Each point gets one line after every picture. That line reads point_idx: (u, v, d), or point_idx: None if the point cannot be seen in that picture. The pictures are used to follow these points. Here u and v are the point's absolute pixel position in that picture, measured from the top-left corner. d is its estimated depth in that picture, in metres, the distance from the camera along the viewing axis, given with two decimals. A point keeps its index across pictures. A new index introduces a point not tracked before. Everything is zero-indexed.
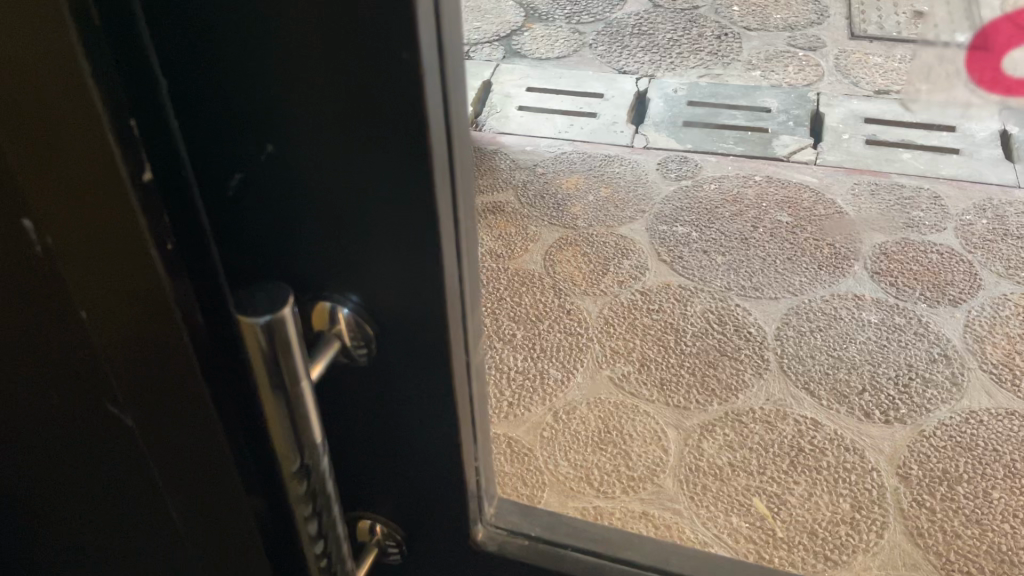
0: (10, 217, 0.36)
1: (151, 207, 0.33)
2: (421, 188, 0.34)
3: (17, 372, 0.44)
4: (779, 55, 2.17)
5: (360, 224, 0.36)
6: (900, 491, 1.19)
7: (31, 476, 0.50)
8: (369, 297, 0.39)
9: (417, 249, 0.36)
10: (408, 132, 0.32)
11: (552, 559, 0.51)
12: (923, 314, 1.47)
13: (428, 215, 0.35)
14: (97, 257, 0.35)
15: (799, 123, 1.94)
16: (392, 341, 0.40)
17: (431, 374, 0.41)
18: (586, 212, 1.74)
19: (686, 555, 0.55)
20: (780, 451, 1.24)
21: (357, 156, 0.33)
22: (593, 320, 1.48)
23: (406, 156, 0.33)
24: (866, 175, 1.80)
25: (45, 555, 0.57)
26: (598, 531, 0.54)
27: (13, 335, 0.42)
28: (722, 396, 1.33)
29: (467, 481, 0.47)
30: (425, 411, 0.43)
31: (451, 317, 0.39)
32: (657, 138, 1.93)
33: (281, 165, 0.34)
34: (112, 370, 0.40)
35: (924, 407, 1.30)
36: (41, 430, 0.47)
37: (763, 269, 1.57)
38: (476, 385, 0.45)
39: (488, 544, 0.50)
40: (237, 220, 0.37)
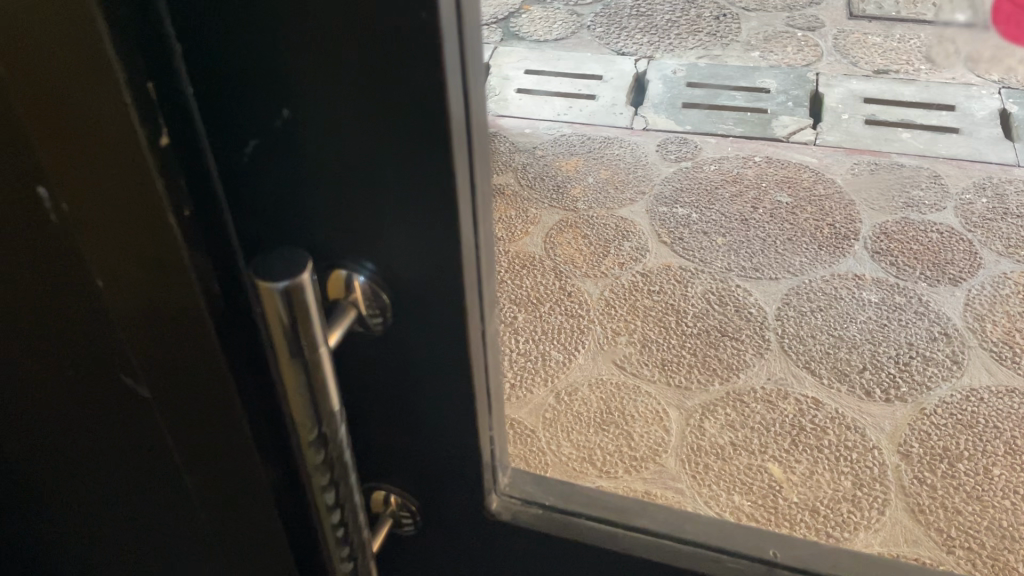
0: (25, 184, 0.36)
1: (168, 174, 0.33)
2: (438, 154, 0.34)
3: (31, 344, 0.44)
4: (778, 36, 2.16)
5: (375, 190, 0.36)
6: (901, 469, 1.19)
7: (47, 451, 0.51)
8: (384, 265, 0.39)
9: (433, 215, 0.36)
10: (426, 98, 0.32)
11: (565, 528, 0.52)
12: (923, 294, 1.47)
13: (445, 182, 0.35)
14: (115, 226, 0.35)
15: (799, 103, 1.93)
16: (408, 309, 0.40)
17: (446, 343, 0.41)
18: (586, 194, 1.74)
19: (698, 522, 0.55)
20: (780, 430, 1.25)
21: (373, 122, 0.33)
22: (594, 302, 1.48)
23: (423, 122, 0.33)
24: (865, 155, 1.79)
25: (60, 530, 0.57)
26: (610, 501, 0.54)
27: (27, 306, 0.42)
28: (723, 376, 1.33)
29: (482, 451, 0.47)
30: (440, 380, 0.43)
31: (467, 284, 0.39)
32: (656, 120, 1.92)
33: (296, 131, 0.34)
34: (127, 338, 0.40)
35: (925, 385, 1.31)
36: (56, 403, 0.47)
37: (763, 250, 1.57)
38: (490, 354, 0.45)
39: (502, 513, 0.51)
40: (252, 187, 0.37)
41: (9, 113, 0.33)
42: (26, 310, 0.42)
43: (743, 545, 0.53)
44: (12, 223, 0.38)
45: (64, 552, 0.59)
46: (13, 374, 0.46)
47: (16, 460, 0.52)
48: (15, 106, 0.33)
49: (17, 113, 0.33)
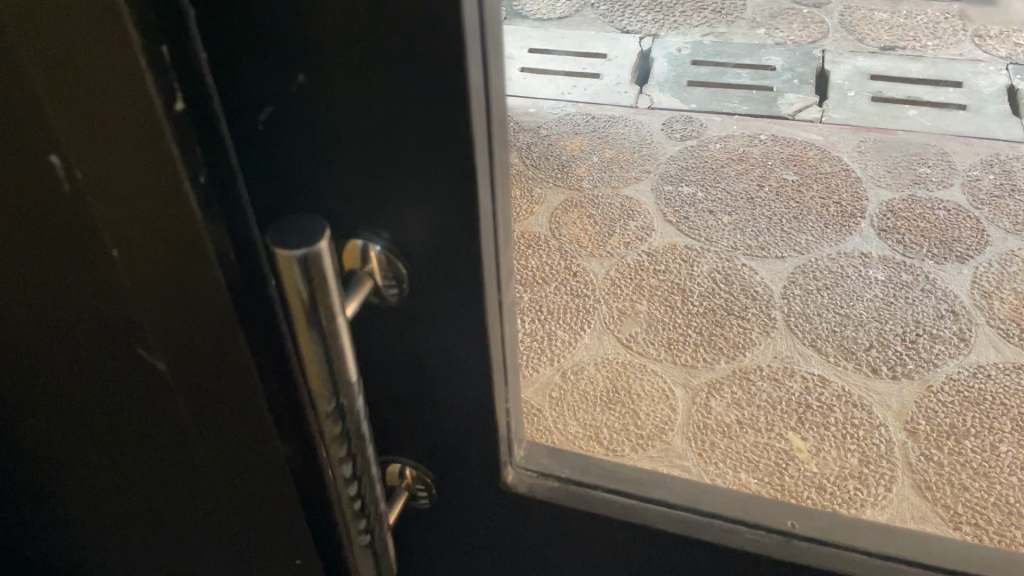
0: (37, 150, 0.36)
1: (184, 139, 0.32)
2: (457, 125, 0.33)
3: (45, 316, 0.44)
4: (783, 12, 2.14)
5: (392, 159, 0.35)
6: (908, 446, 1.19)
7: (62, 424, 0.51)
8: (401, 235, 0.38)
9: (450, 186, 0.36)
10: (443, 67, 0.32)
11: (581, 500, 0.52)
12: (930, 271, 1.46)
13: (465, 152, 0.34)
14: (132, 193, 0.35)
15: (805, 81, 1.92)
16: (425, 279, 0.40)
17: (463, 314, 0.41)
18: (591, 173, 1.73)
19: (713, 492, 0.55)
20: (787, 408, 1.25)
21: (390, 86, 0.33)
22: (599, 282, 1.48)
23: (442, 91, 0.32)
24: (872, 132, 1.78)
25: (74, 505, 0.57)
26: (626, 472, 0.54)
27: (39, 276, 0.42)
28: (729, 354, 1.33)
29: (497, 423, 0.47)
30: (457, 352, 0.43)
31: (485, 253, 0.39)
32: (661, 99, 1.91)
33: (312, 97, 0.34)
34: (145, 310, 0.40)
35: (932, 362, 1.30)
36: (71, 376, 0.47)
37: (769, 228, 1.56)
38: (507, 324, 0.44)
39: (518, 486, 0.51)
40: (270, 153, 0.36)
41: (21, 75, 0.33)
42: (36, 279, 0.42)
43: (760, 516, 0.53)
44: (27, 193, 0.38)
45: (78, 529, 0.60)
46: (26, 346, 0.46)
47: (33, 437, 0.53)
48: (29, 65, 0.32)
49: (31, 75, 0.32)
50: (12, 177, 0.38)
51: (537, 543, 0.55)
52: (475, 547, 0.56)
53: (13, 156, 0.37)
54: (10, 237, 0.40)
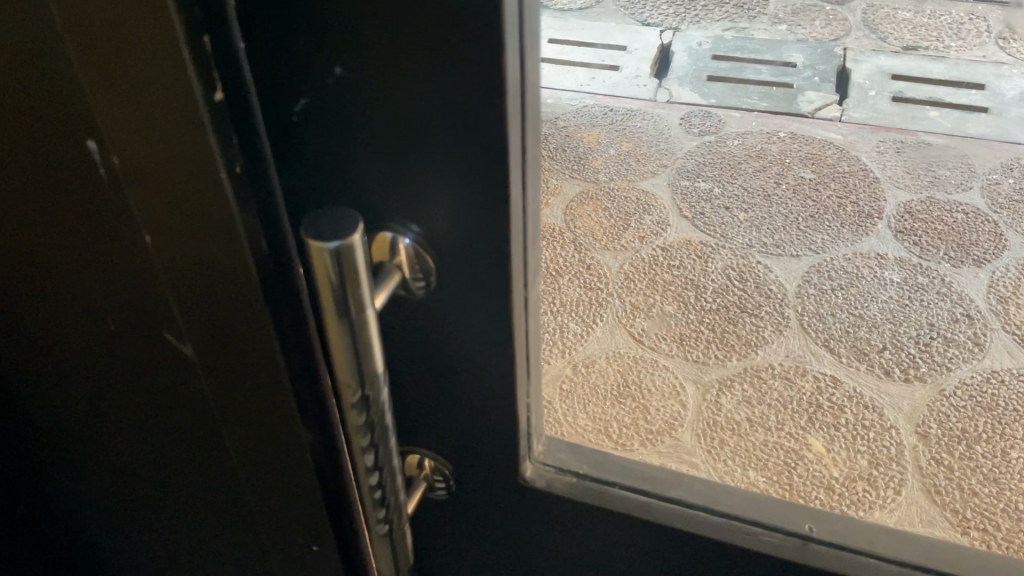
0: (74, 135, 0.36)
1: (221, 128, 0.33)
2: (493, 121, 0.33)
3: (74, 295, 0.44)
4: (806, 9, 2.12)
5: (425, 155, 0.35)
6: (919, 449, 1.19)
7: (85, 402, 0.51)
8: (430, 229, 0.39)
9: (483, 183, 0.36)
10: (483, 63, 0.32)
11: (599, 496, 0.52)
12: (946, 275, 1.45)
13: (500, 145, 0.34)
14: (166, 182, 0.35)
15: (825, 78, 1.90)
16: (452, 272, 0.40)
17: (489, 309, 0.41)
18: (607, 165, 1.72)
19: (731, 494, 0.55)
20: (797, 408, 1.24)
21: (426, 84, 0.33)
22: (613, 276, 1.48)
23: (479, 87, 0.32)
24: (892, 133, 1.77)
25: (92, 485, 0.58)
26: (644, 469, 0.55)
27: (69, 256, 0.42)
28: (741, 351, 1.33)
29: (517, 417, 0.47)
30: (480, 345, 0.43)
31: (514, 247, 0.39)
32: (680, 93, 1.90)
33: (349, 90, 0.34)
34: (173, 295, 0.40)
35: (945, 366, 1.30)
36: (98, 356, 0.47)
37: (785, 226, 1.56)
38: (531, 320, 0.45)
39: (536, 481, 0.51)
40: (304, 144, 0.37)
41: (63, 62, 0.33)
42: (66, 260, 0.43)
43: (776, 519, 0.53)
44: (62, 175, 0.38)
45: (94, 506, 0.60)
46: (53, 324, 0.47)
47: (53, 414, 0.53)
48: (68, 50, 0.32)
49: (72, 62, 0.33)
50: (43, 156, 0.38)
51: (553, 537, 0.55)
52: (490, 538, 0.56)
53: (48, 139, 0.37)
54: (44, 220, 0.41)
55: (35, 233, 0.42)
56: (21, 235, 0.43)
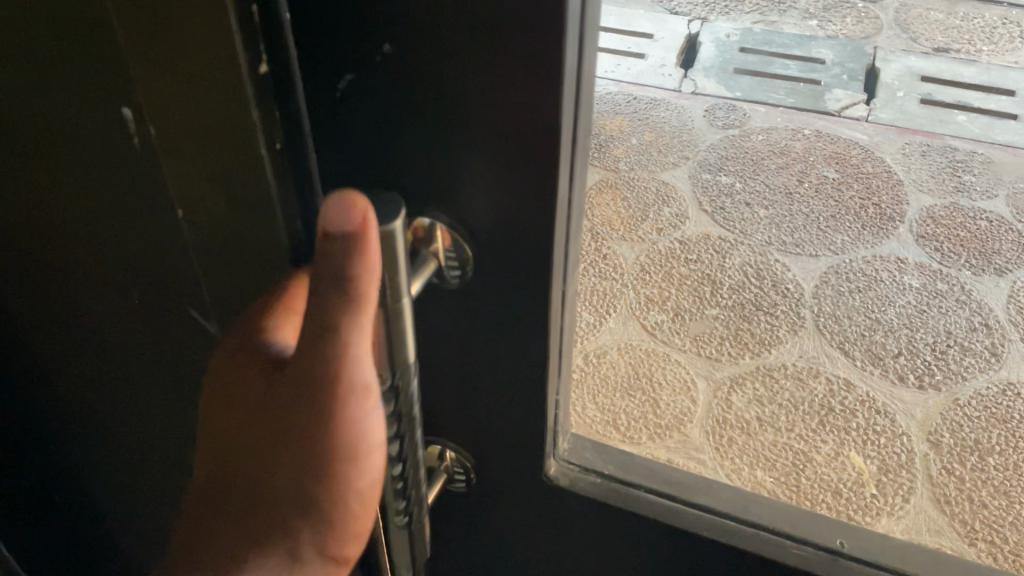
0: (111, 107, 0.37)
1: (261, 98, 0.33)
2: (547, 110, 0.32)
3: (102, 257, 0.46)
4: (838, 5, 2.08)
5: (471, 142, 0.34)
6: (930, 458, 1.17)
7: (106, 358, 0.53)
8: (470, 219, 0.37)
9: (530, 173, 0.34)
10: (543, 46, 0.30)
11: (623, 498, 0.51)
12: (966, 282, 1.43)
13: (552, 139, 0.33)
14: (201, 158, 0.36)
15: (853, 77, 1.87)
16: (490, 264, 0.39)
17: (525, 304, 0.40)
18: (628, 155, 1.70)
19: (762, 505, 0.53)
20: (809, 410, 1.23)
21: (479, 66, 0.31)
22: (628, 266, 1.46)
23: (536, 72, 0.31)
24: (919, 135, 1.74)
25: (114, 432, 0.61)
26: (668, 473, 0.53)
27: (99, 220, 0.44)
28: (754, 350, 1.31)
29: (547, 419, 0.46)
30: (514, 340, 0.42)
31: (557, 242, 0.37)
32: (705, 84, 1.88)
33: (396, 68, 0.32)
34: (199, 265, 0.42)
35: (961, 375, 1.28)
36: (121, 316, 0.49)
37: (805, 225, 1.54)
38: (567, 317, 0.43)
39: (560, 479, 0.50)
40: (344, 125, 0.35)
41: (106, 35, 0.34)
42: (98, 222, 0.44)
43: (806, 531, 0.51)
44: (97, 144, 0.40)
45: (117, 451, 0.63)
46: (81, 280, 0.49)
47: (80, 362, 0.56)
48: (115, 24, 0.33)
49: (118, 36, 0.34)
50: (76, 110, 0.39)
51: (572, 538, 0.54)
52: (504, 535, 0.55)
53: (85, 108, 0.38)
54: (78, 184, 0.43)
55: (68, 193, 0.44)
56: (55, 195, 0.45)
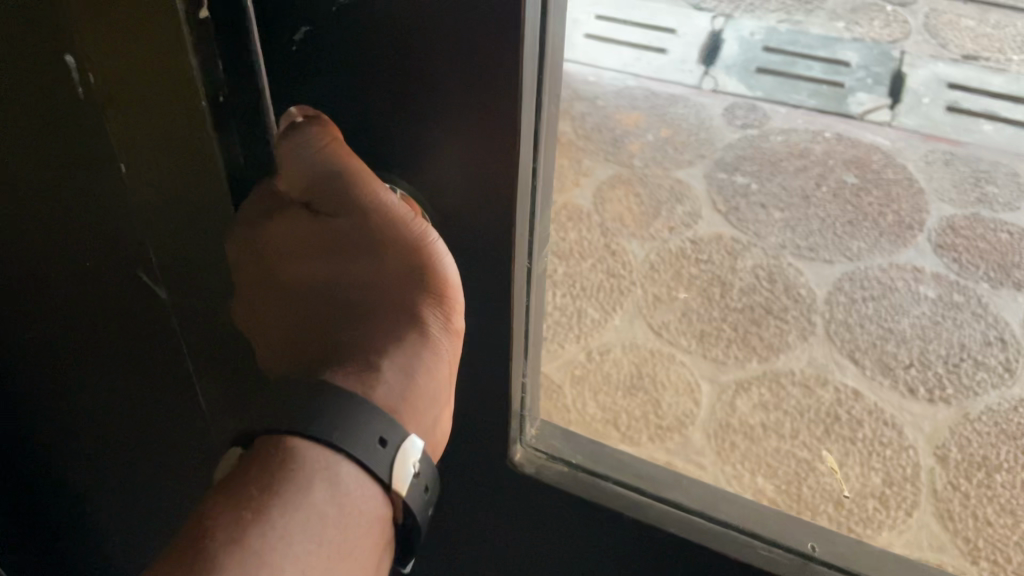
0: (74, 57, 0.48)
1: (202, 40, 0.45)
2: (507, 70, 0.41)
3: (80, 190, 0.57)
4: (867, 7, 2.00)
5: (443, 92, 0.43)
6: (935, 472, 1.14)
7: (89, 281, 0.64)
8: (447, 159, 0.46)
9: (492, 124, 0.43)
10: (503, 12, 0.39)
11: (591, 487, 0.59)
12: (984, 295, 1.38)
13: (511, 82, 0.41)
14: (150, 90, 0.47)
15: (879, 82, 1.83)
16: (465, 200, 0.48)
17: (494, 238, 0.49)
18: (644, 150, 1.66)
19: (726, 501, 0.61)
20: (814, 417, 1.20)
21: (451, 26, 0.40)
22: (638, 265, 1.43)
23: (499, 37, 0.40)
24: (942, 143, 1.70)
25: (121, 363, 0.70)
26: (632, 469, 0.61)
27: (76, 157, 0.54)
28: (762, 354, 1.29)
29: (515, 359, 0.54)
30: (488, 270, 0.51)
31: (519, 188, 0.46)
32: (727, 82, 1.81)
33: (378, 16, 0.42)
34: (159, 190, 0.53)
35: (972, 389, 1.24)
36: (98, 240, 0.60)
37: (821, 230, 1.50)
38: (534, 258, 0.51)
39: (526, 465, 0.59)
40: (341, 66, 0.45)
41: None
42: (76, 159, 0.55)
43: (768, 531, 0.58)
44: (69, 91, 0.50)
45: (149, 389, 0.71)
46: (63, 212, 0.59)
47: (69, 290, 0.66)
48: None
49: None
50: (51, 70, 0.50)
51: (554, 490, 0.59)
52: None
53: (56, 61, 0.49)
54: (57, 127, 0.53)
55: (49, 134, 0.54)
56: (40, 140, 0.55)
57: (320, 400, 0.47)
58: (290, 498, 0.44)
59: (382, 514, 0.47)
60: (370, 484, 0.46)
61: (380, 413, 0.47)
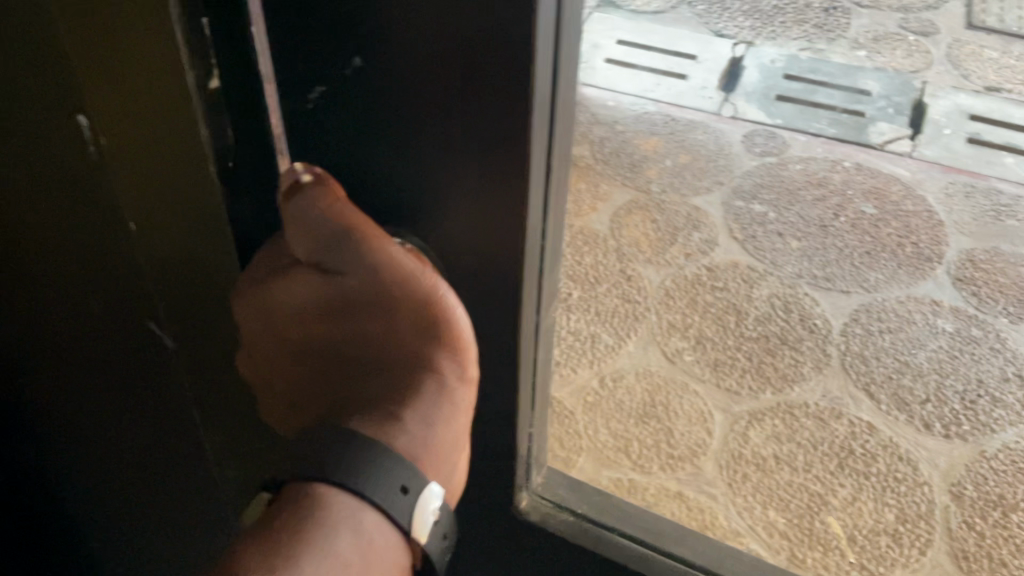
0: (77, 113, 0.47)
1: (214, 105, 0.45)
2: (518, 126, 0.41)
3: (77, 240, 0.56)
4: (889, 37, 2.01)
5: (452, 147, 0.43)
6: (950, 510, 1.12)
7: (85, 328, 0.63)
8: (453, 214, 0.47)
9: (502, 177, 0.44)
10: (514, 71, 0.39)
11: (595, 539, 0.60)
12: (1002, 330, 1.37)
13: (521, 136, 0.42)
14: (157, 147, 0.47)
15: (899, 111, 1.81)
16: (472, 250, 0.48)
17: (502, 286, 0.49)
18: (662, 176, 1.66)
19: (723, 557, 0.64)
20: (828, 451, 1.18)
21: (458, 86, 0.41)
22: (653, 290, 1.42)
23: (508, 94, 0.40)
24: (963, 176, 1.68)
25: (115, 407, 0.69)
26: (634, 521, 0.63)
27: (75, 207, 0.54)
28: (777, 385, 1.27)
29: (521, 398, 0.55)
30: (495, 316, 0.51)
31: (528, 236, 0.46)
32: (746, 109, 1.83)
33: (379, 81, 0.42)
34: (162, 243, 0.52)
35: (990, 426, 1.22)
36: (94, 288, 0.59)
37: (838, 260, 1.49)
38: (541, 300, 0.52)
39: (531, 512, 0.61)
40: (340, 126, 0.45)
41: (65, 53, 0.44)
42: (74, 209, 0.54)
43: None
44: (70, 145, 0.50)
45: (138, 432, 0.70)
46: (58, 260, 0.58)
47: (64, 335, 0.64)
48: (73, 46, 0.43)
49: (72, 53, 0.44)
50: (53, 124, 0.49)
51: (559, 539, 0.60)
52: None
53: (58, 115, 0.48)
54: (56, 179, 0.53)
55: (47, 185, 0.54)
56: (38, 191, 0.54)
57: (342, 448, 0.46)
58: (315, 547, 0.43)
59: (402, 564, 0.46)
60: (392, 532, 0.45)
61: (405, 462, 0.47)
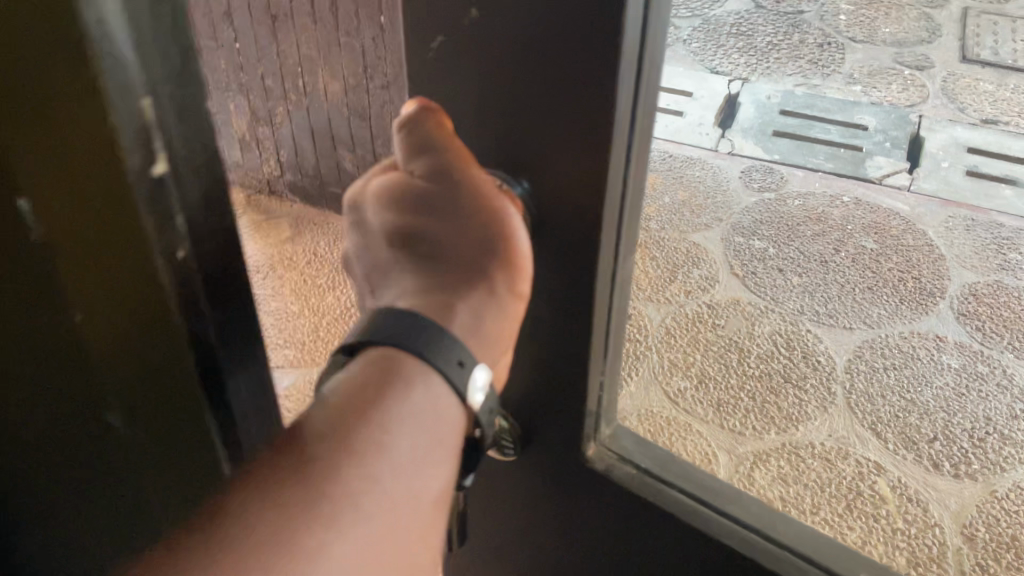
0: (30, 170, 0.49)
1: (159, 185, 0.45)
2: (599, 126, 0.37)
3: (26, 291, 0.57)
4: (883, 72, 2.02)
5: (532, 141, 0.40)
6: (963, 552, 1.05)
7: (38, 381, 0.63)
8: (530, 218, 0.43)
9: (584, 180, 0.40)
10: (594, 71, 0.36)
11: (652, 492, 0.50)
12: (1008, 365, 1.34)
13: (604, 137, 0.38)
14: (99, 211, 0.48)
15: (897, 145, 1.81)
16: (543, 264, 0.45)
17: (572, 307, 0.45)
18: (660, 213, 1.63)
19: (820, 538, 0.48)
20: (836, 492, 1.09)
21: (541, 77, 0.37)
22: (652, 328, 1.37)
23: (592, 91, 0.36)
24: (964, 209, 1.66)
25: (101, 467, 0.66)
26: (710, 482, 0.51)
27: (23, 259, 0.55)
28: (780, 425, 1.22)
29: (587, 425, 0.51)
30: (561, 340, 0.47)
31: (604, 247, 0.42)
32: (743, 145, 1.83)
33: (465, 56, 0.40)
34: (105, 298, 0.53)
35: (1000, 466, 1.18)
36: (41, 340, 0.59)
37: (841, 296, 1.47)
38: (615, 324, 0.48)
39: (596, 461, 0.52)
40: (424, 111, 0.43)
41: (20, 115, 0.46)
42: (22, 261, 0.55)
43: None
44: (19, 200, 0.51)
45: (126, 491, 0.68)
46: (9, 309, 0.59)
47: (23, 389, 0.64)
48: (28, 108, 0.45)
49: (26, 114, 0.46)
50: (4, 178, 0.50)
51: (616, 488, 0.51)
52: None
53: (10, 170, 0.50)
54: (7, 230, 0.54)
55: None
56: None
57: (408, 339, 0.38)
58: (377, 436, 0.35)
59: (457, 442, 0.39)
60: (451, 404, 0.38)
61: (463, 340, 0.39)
